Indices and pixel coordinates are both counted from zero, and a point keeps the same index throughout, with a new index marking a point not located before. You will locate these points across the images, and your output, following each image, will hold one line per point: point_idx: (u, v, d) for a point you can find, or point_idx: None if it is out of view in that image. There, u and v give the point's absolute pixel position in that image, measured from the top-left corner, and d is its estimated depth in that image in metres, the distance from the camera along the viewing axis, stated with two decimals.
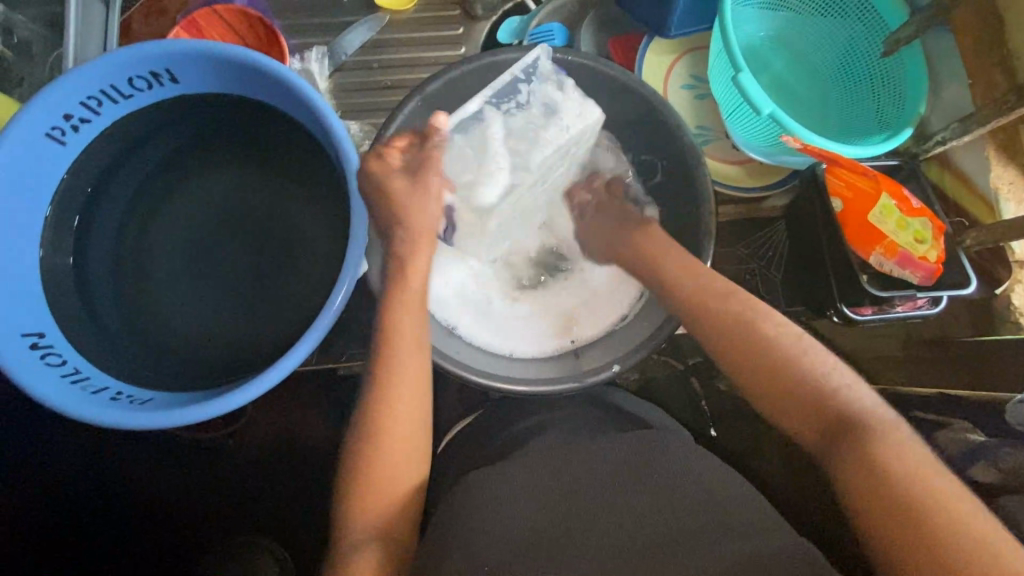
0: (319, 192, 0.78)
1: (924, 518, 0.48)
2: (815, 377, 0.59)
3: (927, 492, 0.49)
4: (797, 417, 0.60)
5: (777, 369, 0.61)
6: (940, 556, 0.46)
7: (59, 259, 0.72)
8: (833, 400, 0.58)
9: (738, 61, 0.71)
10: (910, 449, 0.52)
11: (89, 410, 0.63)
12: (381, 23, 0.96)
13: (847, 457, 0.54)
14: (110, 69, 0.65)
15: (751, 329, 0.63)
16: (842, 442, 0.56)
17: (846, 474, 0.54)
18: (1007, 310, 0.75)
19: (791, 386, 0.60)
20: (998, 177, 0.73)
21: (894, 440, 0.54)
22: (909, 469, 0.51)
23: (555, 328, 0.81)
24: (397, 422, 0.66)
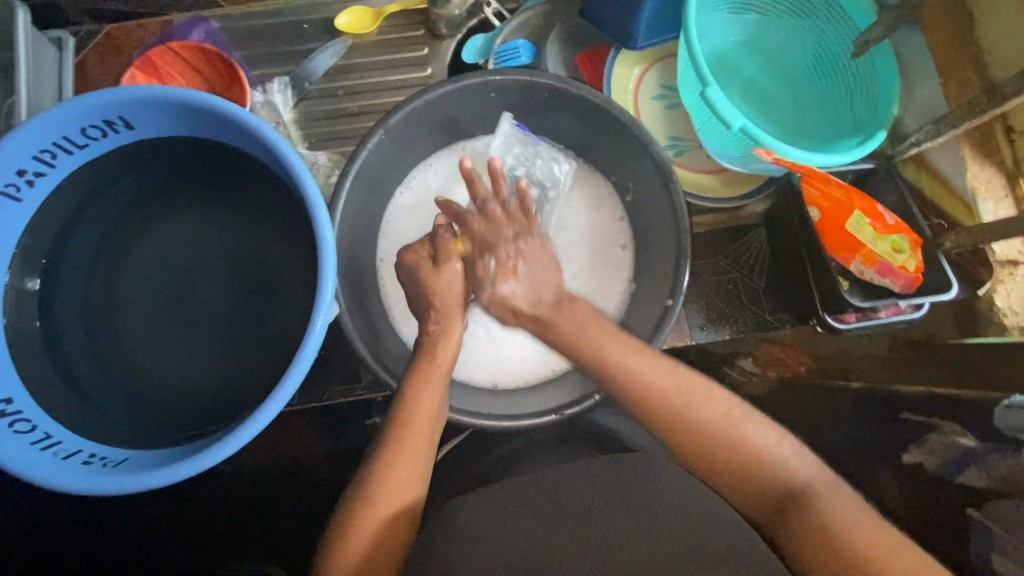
0: (288, 231, 0.76)
1: (833, 538, 0.57)
2: (753, 461, 0.62)
3: (854, 539, 0.57)
4: (747, 496, 0.63)
5: (714, 455, 0.62)
6: (832, 547, 0.57)
7: (23, 320, 0.70)
8: (775, 485, 0.61)
9: (705, 76, 0.69)
10: (839, 506, 0.59)
11: (59, 478, 0.61)
12: (344, 48, 0.93)
13: (799, 533, 0.59)
14: (61, 122, 0.63)
15: (713, 436, 0.63)
16: (788, 513, 0.60)
17: (794, 548, 0.59)
18: (991, 310, 0.77)
19: (731, 467, 0.62)
20: (976, 177, 0.72)
21: (823, 498, 0.60)
22: (823, 503, 0.60)
23: (530, 353, 0.84)
24: (406, 460, 0.63)
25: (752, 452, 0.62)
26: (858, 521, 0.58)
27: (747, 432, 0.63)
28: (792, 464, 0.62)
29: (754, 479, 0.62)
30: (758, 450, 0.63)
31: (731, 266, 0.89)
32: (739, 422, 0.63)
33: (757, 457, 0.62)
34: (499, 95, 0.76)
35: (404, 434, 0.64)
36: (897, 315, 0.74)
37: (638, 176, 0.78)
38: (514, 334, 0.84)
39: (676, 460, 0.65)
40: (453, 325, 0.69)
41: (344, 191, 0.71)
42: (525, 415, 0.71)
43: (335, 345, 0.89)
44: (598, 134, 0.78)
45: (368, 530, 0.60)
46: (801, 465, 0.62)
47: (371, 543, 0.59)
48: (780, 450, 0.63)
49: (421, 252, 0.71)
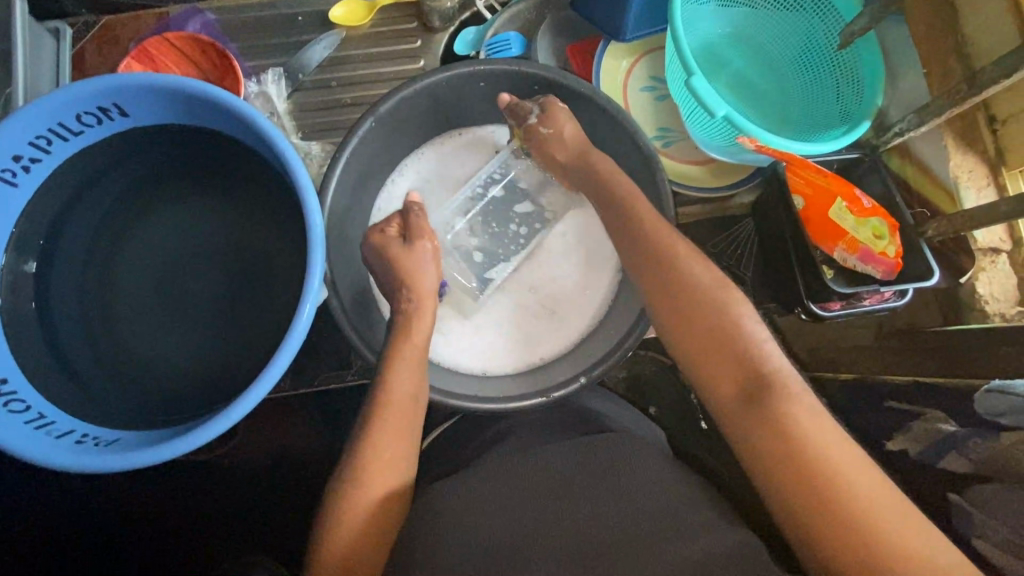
0: (279, 218, 0.77)
1: (800, 441, 0.51)
2: (735, 342, 0.58)
3: (824, 449, 0.51)
4: (723, 378, 0.57)
5: (706, 327, 0.59)
6: (793, 450, 0.51)
7: (19, 303, 0.71)
8: (758, 375, 0.56)
9: (691, 65, 0.70)
10: (814, 418, 0.53)
11: (51, 456, 0.62)
12: (338, 40, 0.95)
13: (761, 431, 0.53)
14: (56, 108, 0.64)
15: (712, 314, 0.59)
16: (754, 405, 0.55)
17: (757, 434, 0.53)
18: (972, 297, 0.78)
19: (717, 347, 0.58)
20: (959, 166, 0.73)
21: (799, 403, 0.54)
22: (797, 414, 0.53)
23: (506, 342, 0.84)
24: (391, 439, 0.64)
25: (734, 325, 0.58)
26: (832, 444, 0.51)
27: (749, 330, 0.58)
28: (782, 368, 0.56)
29: (730, 357, 0.57)
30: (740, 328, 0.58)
31: (721, 256, 0.90)
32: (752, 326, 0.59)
33: (748, 352, 0.57)
34: (488, 84, 0.78)
35: (386, 414, 0.65)
36: (881, 303, 0.75)
37: (625, 166, 0.79)
38: (486, 323, 0.85)
39: (669, 338, 0.62)
40: (425, 303, 0.72)
41: (335, 177, 0.72)
42: (512, 398, 0.73)
43: (327, 332, 0.90)
44: (586, 124, 0.79)
45: (357, 511, 0.60)
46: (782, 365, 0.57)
47: (356, 521, 0.60)
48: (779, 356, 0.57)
49: (389, 232, 0.75)
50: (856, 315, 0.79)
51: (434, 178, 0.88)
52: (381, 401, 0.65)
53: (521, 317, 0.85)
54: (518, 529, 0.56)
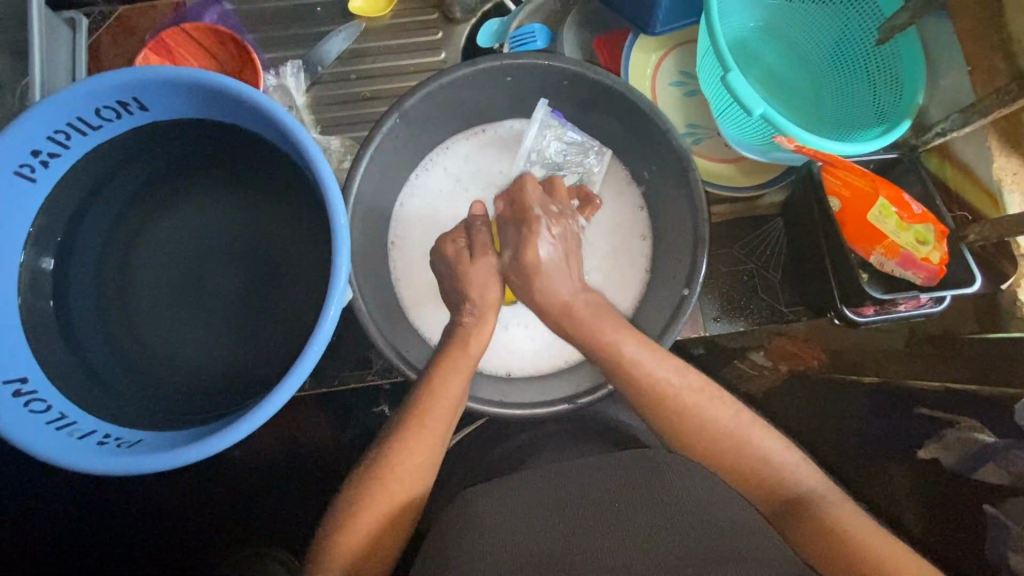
0: (302, 216, 0.76)
1: (851, 547, 0.57)
2: (755, 457, 0.64)
3: (874, 550, 0.57)
4: (759, 493, 0.63)
5: (734, 465, 0.63)
6: (843, 557, 0.57)
7: (38, 301, 0.70)
8: (789, 497, 0.62)
9: (727, 60, 0.68)
10: (858, 523, 0.59)
11: (74, 457, 0.61)
12: (357, 31, 0.92)
13: (807, 535, 0.59)
14: (75, 102, 0.62)
15: (724, 440, 0.64)
16: (797, 516, 0.61)
17: (807, 548, 0.59)
18: (1013, 304, 0.74)
19: (751, 476, 0.63)
20: (1002, 168, 0.70)
21: (841, 513, 0.60)
22: (828, 510, 0.60)
23: (552, 342, 0.83)
24: (420, 445, 0.63)
25: (750, 443, 0.64)
26: (863, 532, 0.58)
27: (773, 456, 0.64)
28: (814, 483, 0.63)
29: (754, 469, 0.63)
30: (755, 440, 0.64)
31: (746, 257, 0.88)
32: (771, 450, 0.64)
33: (776, 477, 0.63)
34: (515, 80, 0.75)
35: (423, 419, 0.64)
36: (917, 309, 0.72)
37: (655, 165, 0.76)
38: (537, 322, 0.84)
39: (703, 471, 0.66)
40: (487, 315, 0.71)
41: (358, 176, 0.70)
42: (539, 403, 0.71)
43: (347, 331, 0.89)
44: (615, 120, 0.77)
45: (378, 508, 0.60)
46: (798, 461, 0.64)
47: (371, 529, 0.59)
48: (807, 471, 0.64)
49: (459, 243, 0.75)
50: (890, 321, 0.77)
51: (463, 174, 0.86)
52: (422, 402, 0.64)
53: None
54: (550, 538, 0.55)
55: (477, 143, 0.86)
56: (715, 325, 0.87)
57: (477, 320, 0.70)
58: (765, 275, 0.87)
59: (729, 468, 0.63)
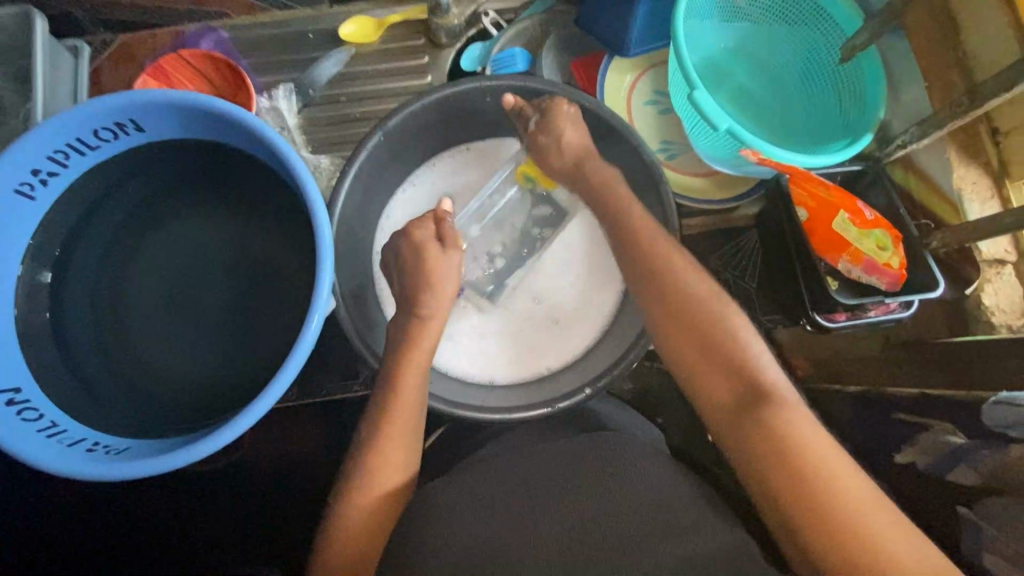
0: (290, 229, 0.79)
1: (796, 456, 0.52)
2: (731, 355, 0.59)
3: (817, 457, 0.52)
4: (718, 376, 0.59)
5: (703, 329, 0.61)
6: (791, 465, 0.52)
7: (34, 314, 0.72)
8: (746, 378, 0.58)
9: (693, 79, 0.71)
10: (808, 430, 0.54)
11: (63, 464, 0.63)
12: (347, 56, 0.97)
13: (756, 439, 0.55)
14: (75, 123, 0.66)
15: (701, 322, 0.62)
16: (753, 414, 0.56)
17: (751, 454, 0.55)
18: (978, 309, 0.77)
19: (711, 351, 0.60)
20: (962, 178, 0.74)
21: (794, 415, 0.55)
22: (788, 420, 0.55)
23: (495, 343, 0.85)
24: (393, 445, 0.65)
25: (731, 340, 0.60)
26: (822, 452, 0.53)
27: (742, 335, 0.60)
28: (777, 384, 0.58)
29: (725, 360, 0.59)
30: (739, 341, 0.60)
31: (723, 267, 0.90)
32: (741, 325, 0.61)
33: (738, 341, 0.60)
34: (494, 99, 0.79)
35: (393, 417, 0.66)
36: (886, 314, 0.75)
37: (628, 178, 0.79)
38: (481, 323, 0.86)
39: (659, 337, 0.65)
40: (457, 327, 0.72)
41: (343, 191, 0.74)
42: (521, 408, 0.73)
43: (335, 342, 0.91)
44: (590, 136, 0.80)
45: (361, 510, 0.62)
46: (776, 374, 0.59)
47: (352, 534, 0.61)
48: (776, 370, 0.59)
49: None
50: (861, 326, 0.79)
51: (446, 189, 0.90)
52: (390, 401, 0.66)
53: (507, 316, 0.87)
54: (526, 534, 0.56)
55: (460, 160, 0.90)
56: None
57: (438, 319, 0.71)
58: (740, 285, 0.90)
59: (701, 344, 0.61)
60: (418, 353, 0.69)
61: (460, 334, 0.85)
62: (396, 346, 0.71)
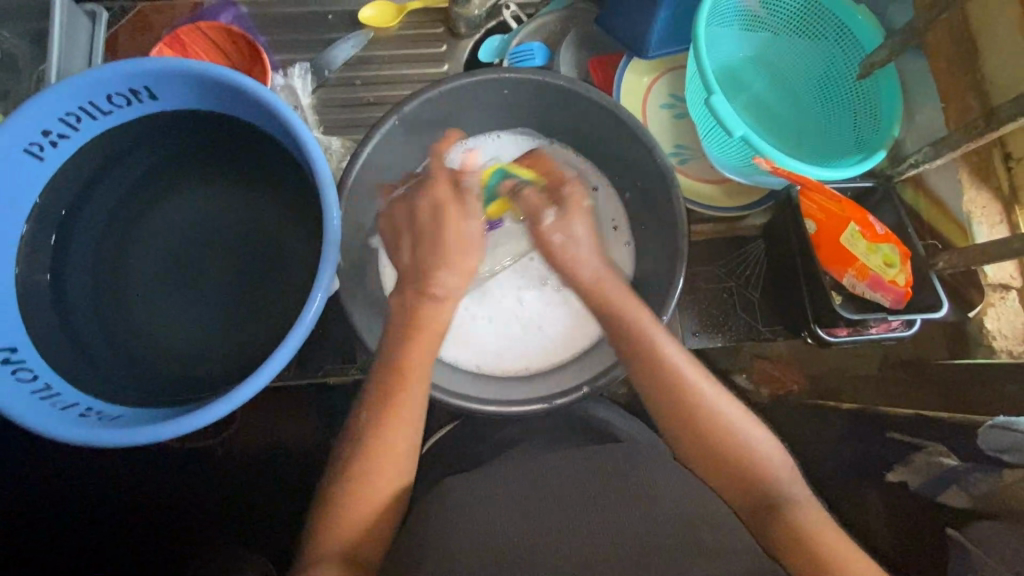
0: (297, 207, 0.79)
1: (807, 540, 0.57)
2: (737, 449, 0.64)
3: (829, 546, 0.57)
4: (727, 482, 0.64)
5: (696, 425, 0.64)
6: (803, 548, 0.57)
7: (35, 275, 0.72)
8: (757, 471, 0.63)
9: (710, 84, 0.72)
10: (811, 513, 0.60)
11: (54, 427, 0.63)
12: (365, 40, 0.96)
13: (775, 529, 0.59)
14: (88, 86, 0.66)
15: (702, 420, 0.64)
16: (769, 512, 0.60)
17: (769, 535, 0.59)
18: (979, 332, 0.77)
19: (714, 445, 0.64)
20: (972, 201, 0.74)
21: (801, 505, 0.61)
22: (801, 515, 0.59)
23: (478, 326, 0.85)
24: (394, 430, 0.65)
25: (735, 433, 0.64)
26: (834, 542, 0.57)
27: (744, 429, 0.64)
28: (783, 473, 0.63)
29: (732, 456, 0.64)
30: (737, 427, 0.64)
31: (728, 275, 0.90)
32: (740, 418, 0.65)
33: (741, 438, 0.64)
34: (511, 92, 0.79)
35: (396, 407, 0.66)
36: (887, 332, 0.75)
37: (640, 178, 0.79)
38: (464, 298, 0.85)
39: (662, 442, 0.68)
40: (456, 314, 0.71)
41: (354, 173, 0.74)
42: (515, 402, 0.73)
43: (333, 324, 0.90)
44: (604, 137, 0.80)
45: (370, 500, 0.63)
46: (778, 459, 0.64)
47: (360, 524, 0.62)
48: (777, 456, 0.64)
49: None
50: (861, 342, 0.79)
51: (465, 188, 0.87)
52: (392, 395, 0.66)
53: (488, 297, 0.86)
54: (519, 529, 0.56)
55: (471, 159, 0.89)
56: (694, 339, 0.89)
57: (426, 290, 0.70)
58: (745, 295, 0.90)
59: (711, 445, 0.64)
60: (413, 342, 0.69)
61: (456, 326, 0.84)
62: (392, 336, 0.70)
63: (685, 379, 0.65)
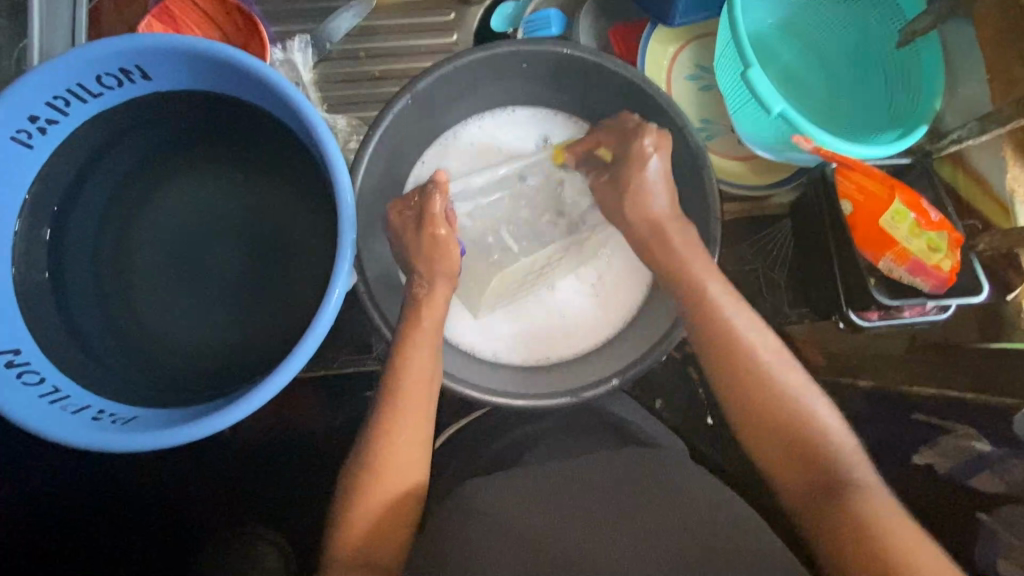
0: (303, 194, 0.74)
1: (871, 525, 0.55)
2: (798, 421, 0.62)
3: (891, 532, 0.54)
4: (788, 460, 0.62)
5: (756, 389, 0.64)
6: (862, 533, 0.55)
7: (33, 273, 0.68)
8: (822, 452, 0.61)
9: (748, 55, 0.67)
10: (881, 500, 0.57)
11: (69, 433, 0.60)
12: (368, 8, 0.89)
13: (833, 513, 0.57)
14: (76, 66, 0.60)
15: (762, 388, 0.64)
16: (830, 493, 0.59)
17: (826, 520, 0.58)
18: (1015, 315, 0.71)
19: (776, 417, 0.63)
20: (1015, 178, 0.69)
21: (870, 489, 0.58)
22: (868, 500, 0.57)
23: (495, 322, 0.82)
24: (398, 434, 0.66)
25: (803, 409, 0.63)
26: (902, 530, 0.55)
27: (808, 404, 0.63)
28: (851, 455, 0.61)
29: (793, 431, 0.62)
30: (796, 393, 0.64)
31: (755, 259, 0.89)
32: (807, 390, 0.64)
33: (807, 409, 0.63)
34: (531, 66, 0.74)
35: (401, 396, 0.67)
36: (922, 316, 0.73)
37: (669, 157, 0.75)
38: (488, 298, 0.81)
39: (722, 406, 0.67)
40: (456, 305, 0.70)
41: (367, 157, 0.69)
42: (541, 395, 0.71)
43: (346, 313, 0.88)
44: (629, 113, 0.76)
45: (382, 501, 0.63)
46: (843, 437, 0.62)
47: (369, 527, 0.63)
48: (843, 439, 0.62)
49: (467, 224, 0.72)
50: (892, 325, 0.77)
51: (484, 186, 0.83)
52: (390, 398, 0.67)
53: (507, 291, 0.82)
54: (554, 529, 0.56)
55: (492, 140, 0.84)
56: None
57: (427, 294, 0.70)
58: (771, 276, 0.88)
59: (771, 418, 0.63)
60: (431, 347, 0.69)
61: (500, 320, 0.82)
62: (413, 339, 0.68)
63: (760, 349, 0.65)
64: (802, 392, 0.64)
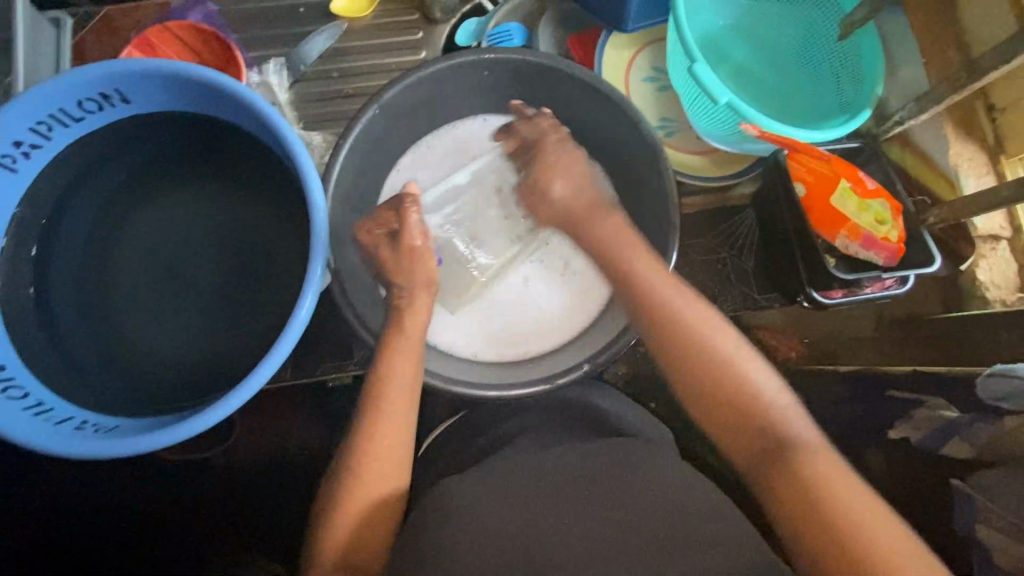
0: (280, 206, 0.77)
1: (818, 493, 0.51)
2: (738, 388, 0.59)
3: (839, 501, 0.51)
4: (739, 433, 0.58)
5: (707, 373, 0.60)
6: (811, 507, 0.51)
7: (18, 290, 0.71)
8: (769, 421, 0.57)
9: (693, 51, 0.71)
10: (826, 464, 0.53)
11: (51, 443, 0.61)
12: (339, 31, 0.94)
13: (781, 482, 0.54)
14: (58, 92, 0.63)
15: (715, 372, 0.60)
16: (778, 460, 0.55)
17: (777, 491, 0.54)
18: (973, 284, 0.80)
19: (720, 386, 0.59)
20: (958, 153, 0.76)
21: (813, 452, 0.54)
22: (813, 462, 0.53)
23: (473, 323, 0.84)
24: (377, 439, 0.66)
25: (740, 377, 0.59)
26: (849, 494, 0.51)
27: (742, 367, 0.60)
28: (789, 416, 0.57)
29: (744, 410, 0.58)
30: (730, 359, 0.60)
31: (721, 246, 0.90)
32: (742, 355, 0.61)
33: (741, 373, 0.59)
34: (492, 74, 0.78)
35: (382, 398, 0.67)
36: (882, 290, 0.76)
37: (629, 153, 0.78)
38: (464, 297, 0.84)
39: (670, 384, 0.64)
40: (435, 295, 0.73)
41: (338, 165, 0.72)
42: (517, 384, 0.72)
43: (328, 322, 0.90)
44: (588, 114, 0.79)
45: (359, 510, 0.63)
46: (782, 399, 0.58)
47: (348, 536, 0.62)
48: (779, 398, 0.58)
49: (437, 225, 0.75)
50: (856, 302, 0.79)
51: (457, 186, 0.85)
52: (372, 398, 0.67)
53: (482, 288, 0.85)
54: (528, 512, 0.57)
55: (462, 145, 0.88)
56: None
57: (406, 298, 0.73)
58: (740, 264, 0.89)
59: (720, 399, 0.59)
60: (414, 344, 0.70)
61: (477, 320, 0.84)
62: (387, 348, 0.70)
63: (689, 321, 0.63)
64: (745, 361, 0.60)
